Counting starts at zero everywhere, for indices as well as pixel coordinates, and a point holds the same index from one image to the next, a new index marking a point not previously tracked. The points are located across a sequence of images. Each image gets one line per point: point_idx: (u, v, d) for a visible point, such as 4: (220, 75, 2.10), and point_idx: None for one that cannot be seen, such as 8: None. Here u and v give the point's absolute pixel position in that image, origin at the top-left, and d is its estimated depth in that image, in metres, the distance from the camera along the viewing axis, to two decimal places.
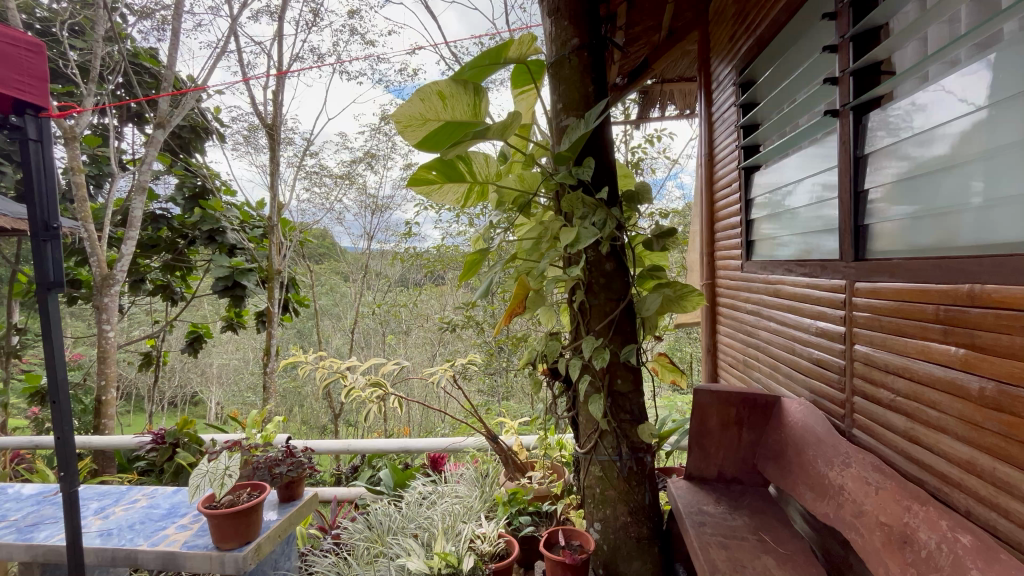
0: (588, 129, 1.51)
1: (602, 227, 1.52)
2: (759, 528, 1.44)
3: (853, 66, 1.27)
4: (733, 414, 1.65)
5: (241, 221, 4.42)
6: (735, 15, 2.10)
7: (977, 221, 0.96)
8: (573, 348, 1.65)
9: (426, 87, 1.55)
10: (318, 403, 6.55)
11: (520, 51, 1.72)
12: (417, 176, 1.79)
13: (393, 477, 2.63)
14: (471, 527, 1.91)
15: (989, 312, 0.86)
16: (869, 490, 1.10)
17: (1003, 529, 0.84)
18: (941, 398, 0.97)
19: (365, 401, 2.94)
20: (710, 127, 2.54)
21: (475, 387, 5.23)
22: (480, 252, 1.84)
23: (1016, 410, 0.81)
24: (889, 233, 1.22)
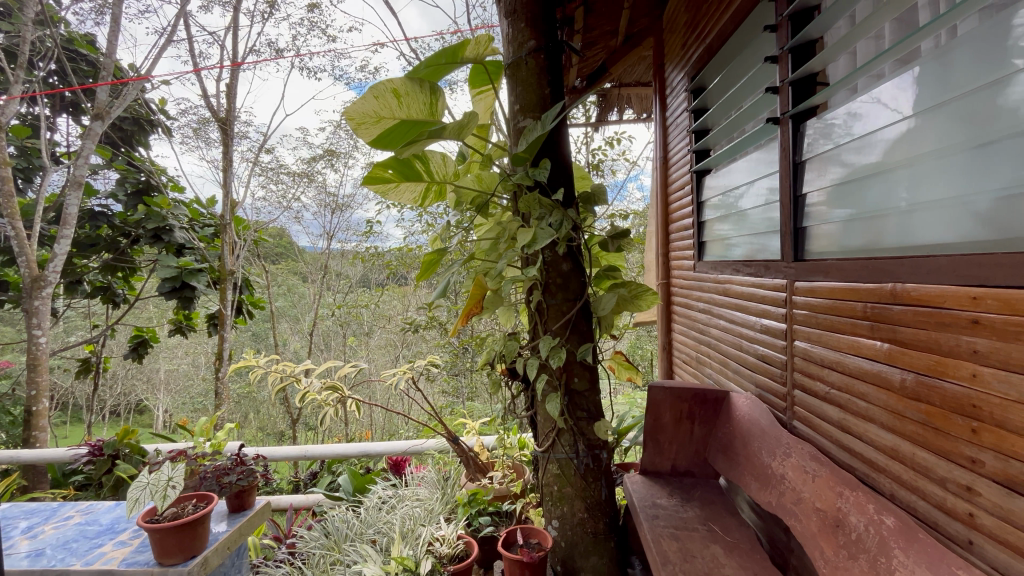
0: (544, 130, 1.52)
1: (559, 227, 1.55)
2: (709, 518, 1.50)
3: (792, 77, 1.34)
4: (684, 409, 1.71)
5: (190, 219, 4.14)
6: (687, 24, 2.18)
7: (900, 223, 1.03)
8: (531, 347, 1.67)
9: (381, 84, 1.52)
10: (276, 409, 6.30)
11: (477, 51, 1.71)
12: (373, 175, 1.75)
13: (352, 482, 2.57)
14: (430, 530, 1.89)
15: (909, 309, 0.92)
16: (807, 478, 1.16)
17: (922, 510, 0.90)
18: (869, 390, 1.04)
19: (321, 405, 2.85)
20: (664, 131, 2.62)
21: (440, 390, 5.16)
22: (437, 252, 1.84)
23: (932, 400, 0.87)
24: (825, 234, 1.29)
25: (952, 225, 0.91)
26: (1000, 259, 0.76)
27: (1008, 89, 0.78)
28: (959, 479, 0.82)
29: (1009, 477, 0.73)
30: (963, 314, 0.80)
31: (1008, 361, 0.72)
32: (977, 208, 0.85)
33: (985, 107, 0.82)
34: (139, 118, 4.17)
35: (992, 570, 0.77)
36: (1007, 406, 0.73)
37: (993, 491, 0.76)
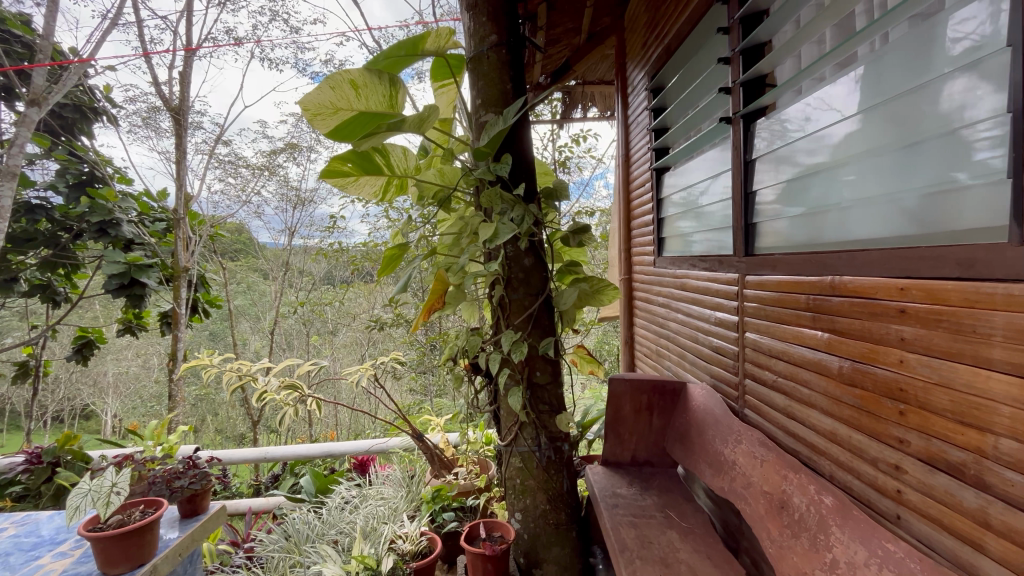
0: (506, 125, 1.51)
1: (520, 222, 1.55)
2: (666, 506, 1.55)
3: (743, 77, 1.39)
4: (644, 401, 1.76)
5: (140, 213, 3.85)
6: (647, 24, 2.22)
7: (839, 220, 1.09)
8: (493, 342, 1.67)
9: (337, 75, 1.48)
10: (235, 411, 6.05)
11: (438, 44, 1.69)
12: (332, 169, 1.69)
13: (314, 483, 2.51)
14: (392, 528, 1.88)
15: (846, 300, 0.98)
16: (756, 463, 1.22)
17: (857, 489, 0.96)
18: (811, 378, 1.10)
19: (280, 405, 2.77)
20: (626, 130, 2.67)
21: (407, 388, 5.09)
22: (399, 247, 1.82)
23: (866, 386, 0.92)
24: (772, 231, 1.36)
25: (884, 221, 0.96)
26: (923, 253, 0.81)
27: (934, 94, 0.84)
28: (888, 458, 0.88)
29: (931, 455, 0.78)
30: (892, 304, 0.86)
31: (930, 347, 0.78)
32: (906, 205, 0.91)
33: (915, 109, 0.88)
34: (81, 105, 3.75)
35: (916, 542, 0.82)
36: (929, 389, 0.78)
37: (918, 469, 0.81)
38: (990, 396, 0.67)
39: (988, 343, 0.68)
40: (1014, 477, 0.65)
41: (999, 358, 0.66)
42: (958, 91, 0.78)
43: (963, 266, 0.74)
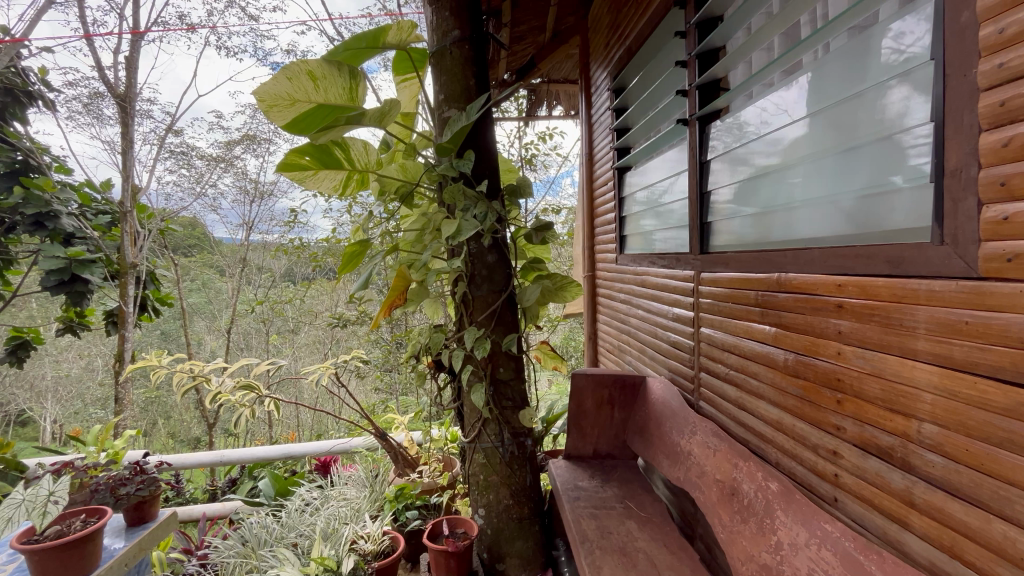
0: (469, 121, 1.51)
1: (483, 219, 1.55)
2: (625, 496, 1.59)
3: (698, 81, 1.45)
4: (605, 395, 1.79)
5: (81, 205, 3.60)
6: (609, 25, 2.26)
7: (785, 220, 1.15)
8: (456, 339, 1.67)
9: (295, 65, 1.44)
10: (189, 414, 5.77)
11: (400, 37, 1.67)
12: (288, 162, 1.64)
13: (273, 485, 2.41)
14: (354, 528, 1.85)
15: (790, 296, 1.03)
16: (709, 453, 1.26)
17: (800, 474, 1.02)
18: (760, 370, 1.15)
19: (236, 406, 2.66)
20: (590, 128, 2.71)
21: (372, 387, 4.99)
22: (359, 243, 1.79)
23: (808, 377, 0.98)
24: (725, 230, 1.41)
25: (826, 222, 1.02)
26: (859, 251, 0.86)
27: (870, 103, 0.89)
28: (827, 444, 0.93)
29: (864, 440, 0.84)
30: (831, 300, 0.91)
31: (864, 340, 0.83)
32: (845, 206, 0.97)
33: (853, 116, 0.93)
34: (12, 89, 3.29)
35: (851, 522, 0.88)
36: (863, 379, 0.83)
37: (853, 453, 0.87)
38: (914, 384, 0.73)
39: (913, 335, 0.73)
40: (936, 459, 0.70)
41: (924, 349, 0.71)
42: (891, 100, 0.83)
43: (892, 263, 0.79)
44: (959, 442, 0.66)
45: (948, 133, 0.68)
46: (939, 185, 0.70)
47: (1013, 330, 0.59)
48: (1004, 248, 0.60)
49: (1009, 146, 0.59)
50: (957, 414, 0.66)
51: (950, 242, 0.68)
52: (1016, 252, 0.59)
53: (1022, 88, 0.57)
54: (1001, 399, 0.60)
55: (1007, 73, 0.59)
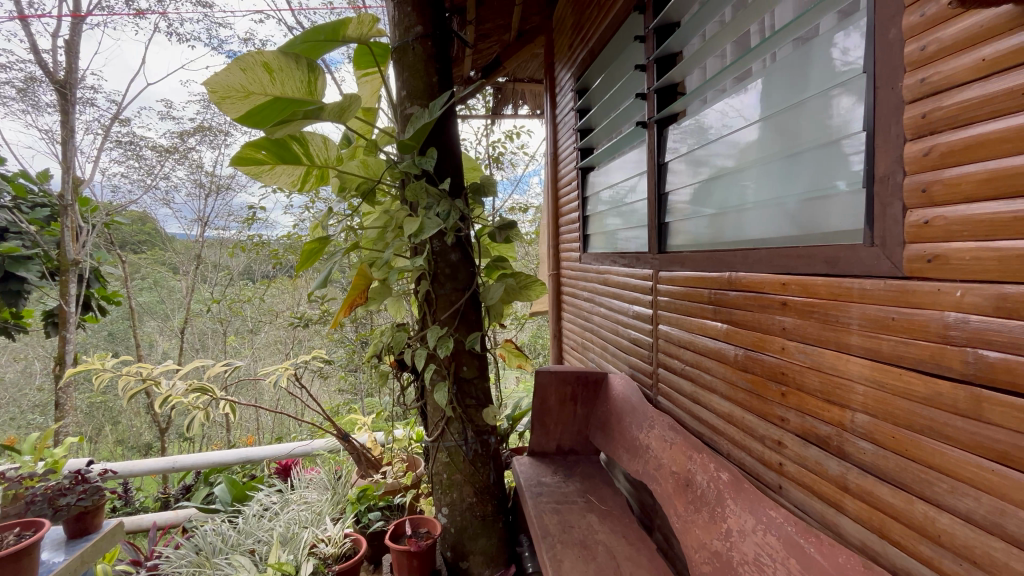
0: (431, 119, 1.50)
1: (446, 218, 1.54)
2: (587, 491, 1.62)
3: (656, 84, 1.49)
4: (568, 392, 1.82)
5: (15, 198, 3.36)
6: (573, 27, 2.29)
7: (737, 221, 1.20)
8: (419, 337, 1.66)
9: (249, 56, 1.39)
10: (139, 419, 5.45)
11: (360, 31, 1.63)
12: (243, 156, 1.57)
13: (230, 491, 2.34)
14: (314, 532, 1.82)
15: (740, 294, 1.08)
16: (666, 445, 1.30)
17: (749, 464, 1.07)
18: (713, 365, 1.20)
19: (188, 408, 2.55)
20: (555, 128, 2.74)
21: (336, 387, 4.86)
22: (318, 240, 1.74)
23: (757, 371, 1.02)
24: (682, 230, 1.46)
25: (773, 224, 1.07)
26: (801, 252, 0.91)
27: (811, 111, 0.94)
28: (773, 435, 0.98)
29: (805, 431, 0.89)
30: (776, 298, 0.96)
31: (805, 335, 0.88)
32: (790, 209, 1.02)
33: (797, 124, 0.98)
34: None
35: (793, 508, 0.93)
36: (804, 372, 0.88)
37: (795, 443, 0.92)
38: (848, 376, 0.78)
39: (847, 330, 0.78)
40: (867, 446, 0.75)
41: (857, 344, 0.76)
42: (831, 109, 0.88)
43: (829, 263, 0.83)
44: (887, 430, 0.71)
45: (878, 142, 0.73)
46: (871, 191, 0.75)
47: (933, 326, 0.64)
48: (924, 249, 0.65)
49: (930, 155, 0.64)
50: (885, 405, 0.71)
51: (879, 244, 0.73)
52: (935, 253, 0.64)
53: (942, 102, 0.62)
54: (922, 389, 0.65)
55: (928, 88, 0.64)
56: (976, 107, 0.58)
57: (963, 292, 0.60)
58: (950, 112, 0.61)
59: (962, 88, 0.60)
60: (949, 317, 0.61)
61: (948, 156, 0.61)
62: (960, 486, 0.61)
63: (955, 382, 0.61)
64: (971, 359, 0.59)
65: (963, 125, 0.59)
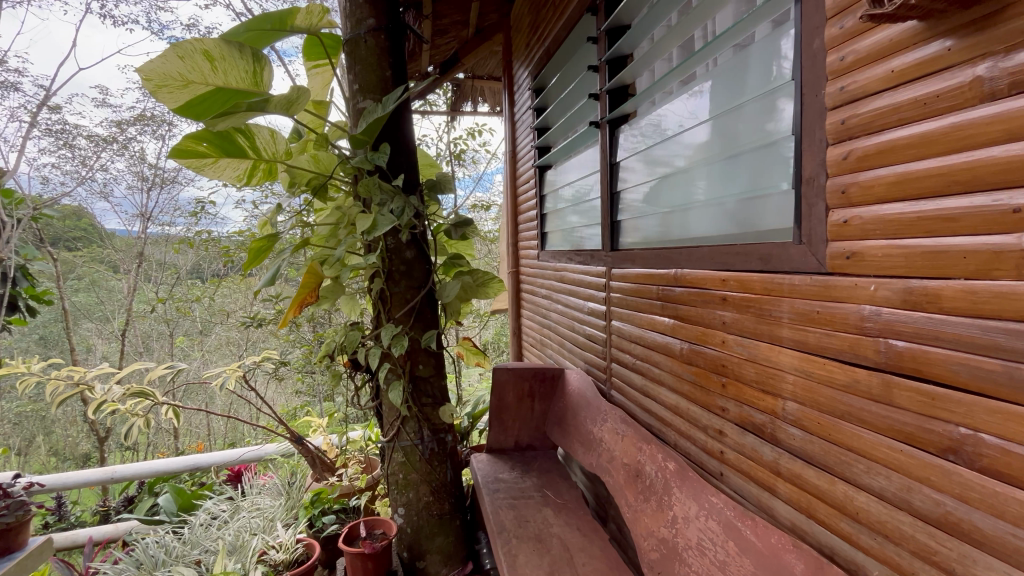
0: (383, 113, 1.48)
1: (400, 215, 1.52)
2: (543, 485, 1.64)
3: (608, 85, 1.52)
4: (526, 388, 1.83)
5: None
6: (530, 25, 2.30)
7: (682, 219, 1.25)
8: (374, 336, 1.63)
9: (187, 43, 1.32)
10: (75, 428, 4.99)
11: (309, 22, 1.58)
12: (184, 149, 1.49)
13: (176, 500, 2.20)
14: (264, 539, 1.76)
15: (685, 290, 1.12)
16: (618, 438, 1.34)
17: (694, 453, 1.11)
18: (661, 359, 1.24)
19: (128, 416, 2.41)
20: (513, 126, 2.75)
21: (292, 390, 4.66)
22: (265, 236, 1.68)
23: (700, 364, 1.06)
24: (633, 228, 1.50)
25: (714, 222, 1.12)
26: (738, 249, 0.96)
27: (748, 115, 0.99)
28: (714, 424, 1.02)
29: (743, 419, 0.93)
30: (716, 293, 1.00)
31: (742, 329, 0.92)
32: (729, 208, 1.07)
33: (736, 127, 1.03)
34: None
35: (733, 494, 0.98)
36: (742, 364, 0.92)
37: (735, 431, 0.96)
38: (779, 366, 0.83)
39: (778, 324, 0.83)
40: (797, 433, 0.79)
41: (787, 336, 0.81)
42: (765, 113, 0.93)
43: (763, 260, 0.88)
44: (813, 416, 0.76)
45: (805, 146, 0.77)
46: (799, 192, 0.79)
47: (851, 318, 0.68)
48: (844, 247, 0.69)
49: (848, 159, 0.69)
50: (811, 392, 0.76)
51: (806, 243, 0.77)
52: (853, 250, 0.68)
53: (859, 109, 0.66)
54: (842, 377, 0.70)
55: (847, 96, 0.68)
56: (888, 115, 0.62)
57: (876, 286, 0.64)
58: (865, 119, 0.66)
59: (874, 98, 0.64)
60: (864, 310, 0.66)
61: (863, 160, 0.66)
62: (875, 466, 0.66)
63: (870, 370, 0.66)
64: (883, 349, 0.63)
65: (876, 131, 0.64)
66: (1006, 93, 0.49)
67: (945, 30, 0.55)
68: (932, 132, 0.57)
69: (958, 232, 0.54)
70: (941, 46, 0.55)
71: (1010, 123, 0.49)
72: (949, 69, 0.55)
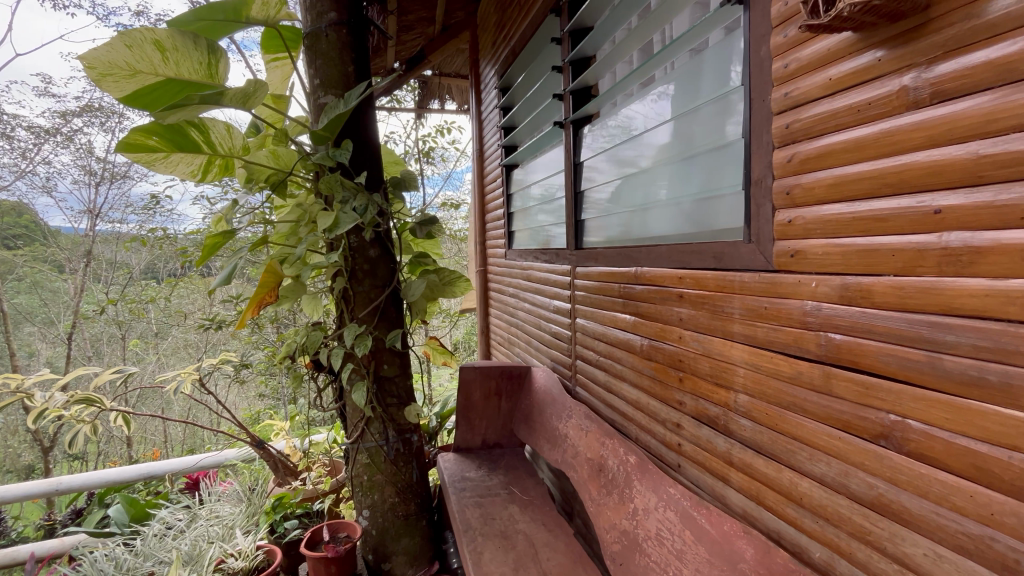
0: (346, 109, 1.45)
1: (363, 212, 1.49)
2: (510, 482, 1.65)
3: (572, 86, 1.54)
4: (493, 386, 1.84)
5: None
6: (496, 24, 2.31)
7: (642, 218, 1.28)
8: (337, 337, 1.59)
9: (135, 31, 1.27)
10: (16, 438, 4.14)
11: (267, 13, 1.53)
12: (133, 142, 1.42)
13: (127, 511, 2.10)
14: (221, 547, 1.70)
15: (645, 287, 1.15)
16: (582, 433, 1.36)
17: (654, 446, 1.14)
18: (622, 355, 1.27)
19: (72, 424, 2.27)
20: (480, 124, 2.75)
21: (255, 393, 4.50)
22: (221, 233, 1.61)
23: (660, 359, 1.09)
24: (596, 227, 1.53)
25: (671, 222, 1.16)
26: (693, 247, 0.99)
27: (702, 118, 1.02)
28: (672, 417, 1.06)
29: (698, 412, 0.96)
30: (674, 290, 1.03)
31: (697, 325, 0.95)
32: (684, 209, 1.11)
33: (691, 129, 1.06)
34: None
35: (690, 484, 1.01)
36: (697, 358, 0.96)
37: (691, 424, 0.99)
38: (731, 360, 0.86)
39: (730, 320, 0.86)
40: (747, 424, 0.83)
41: (738, 331, 0.84)
42: (718, 118, 0.97)
43: (716, 258, 0.91)
44: (762, 407, 0.79)
45: (753, 150, 0.81)
46: (748, 192, 0.82)
47: (795, 313, 0.72)
48: (788, 246, 0.73)
49: (792, 161, 0.72)
50: (760, 384, 0.79)
51: (755, 241, 0.80)
52: (796, 249, 0.72)
53: (801, 114, 0.70)
54: (787, 369, 0.74)
55: (791, 102, 0.72)
56: (827, 120, 0.66)
57: (817, 283, 0.68)
58: (806, 124, 0.69)
59: (815, 104, 0.68)
60: (807, 305, 0.70)
61: (805, 163, 0.70)
62: (817, 453, 0.69)
63: (812, 362, 0.69)
64: (823, 342, 0.67)
65: (817, 135, 0.67)
66: (928, 102, 0.53)
67: (877, 42, 0.58)
68: (866, 138, 0.60)
69: (888, 232, 0.58)
70: (873, 56, 0.59)
71: (932, 130, 0.53)
72: (880, 78, 0.59)
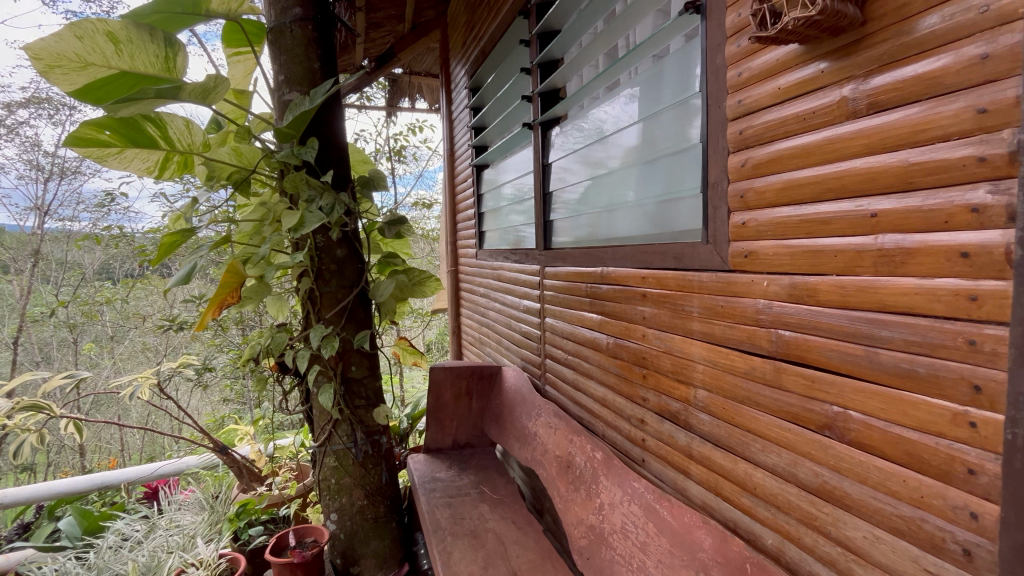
0: (311, 107, 1.42)
1: (330, 212, 1.47)
2: (480, 481, 1.66)
3: (540, 87, 1.56)
4: (463, 386, 1.84)
5: None
6: (466, 24, 2.31)
7: (609, 219, 1.31)
8: (302, 338, 1.57)
9: (86, 23, 1.21)
10: None
11: (228, 6, 1.49)
12: (83, 137, 1.35)
13: (80, 523, 2.00)
14: (182, 556, 1.64)
15: (611, 286, 1.17)
16: (551, 431, 1.37)
17: (619, 442, 1.17)
18: (590, 354, 1.29)
19: (18, 434, 2.14)
20: (450, 124, 2.74)
21: (219, 397, 4.36)
22: (180, 232, 1.56)
23: (625, 357, 1.12)
24: (564, 227, 1.55)
25: (636, 223, 1.19)
26: (656, 248, 1.02)
27: (664, 121, 1.05)
28: (637, 413, 1.08)
29: (661, 408, 0.99)
30: (637, 290, 1.06)
31: (660, 323, 0.98)
32: (648, 210, 1.14)
33: (654, 132, 1.09)
34: None
35: (653, 478, 1.04)
36: (659, 356, 0.98)
37: (654, 420, 1.02)
38: (691, 357, 0.89)
39: (690, 318, 0.89)
40: (706, 418, 0.86)
41: (697, 329, 0.87)
42: (678, 123, 1.00)
43: (676, 259, 0.94)
44: (719, 402, 0.82)
45: (710, 153, 0.84)
46: (706, 195, 0.86)
47: (749, 311, 0.75)
48: (742, 247, 0.76)
49: (745, 166, 0.75)
50: (718, 380, 0.82)
51: (712, 242, 0.83)
52: (749, 250, 0.75)
53: (753, 121, 0.73)
54: (742, 365, 0.77)
55: (744, 109, 0.75)
56: (776, 127, 0.69)
57: (769, 282, 0.71)
58: (758, 130, 0.72)
59: (765, 111, 0.71)
60: (759, 303, 0.73)
61: (757, 168, 0.73)
62: (769, 445, 0.72)
63: (764, 358, 0.73)
64: (774, 338, 0.70)
65: (768, 141, 0.71)
66: (866, 112, 0.57)
67: (821, 54, 0.62)
68: (811, 144, 0.64)
69: (831, 234, 0.61)
70: (816, 68, 0.62)
71: (869, 139, 0.56)
72: (823, 89, 0.62)
